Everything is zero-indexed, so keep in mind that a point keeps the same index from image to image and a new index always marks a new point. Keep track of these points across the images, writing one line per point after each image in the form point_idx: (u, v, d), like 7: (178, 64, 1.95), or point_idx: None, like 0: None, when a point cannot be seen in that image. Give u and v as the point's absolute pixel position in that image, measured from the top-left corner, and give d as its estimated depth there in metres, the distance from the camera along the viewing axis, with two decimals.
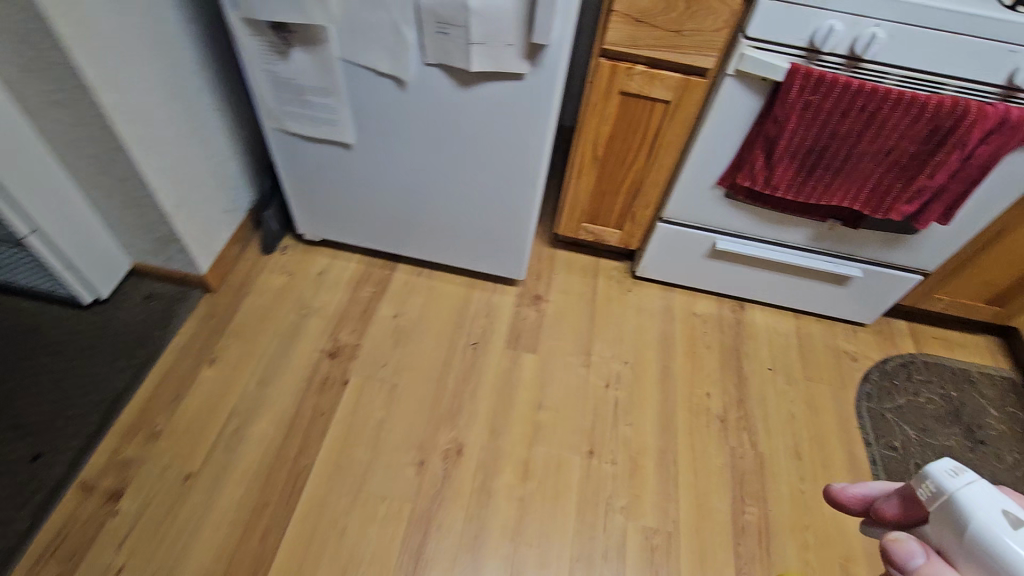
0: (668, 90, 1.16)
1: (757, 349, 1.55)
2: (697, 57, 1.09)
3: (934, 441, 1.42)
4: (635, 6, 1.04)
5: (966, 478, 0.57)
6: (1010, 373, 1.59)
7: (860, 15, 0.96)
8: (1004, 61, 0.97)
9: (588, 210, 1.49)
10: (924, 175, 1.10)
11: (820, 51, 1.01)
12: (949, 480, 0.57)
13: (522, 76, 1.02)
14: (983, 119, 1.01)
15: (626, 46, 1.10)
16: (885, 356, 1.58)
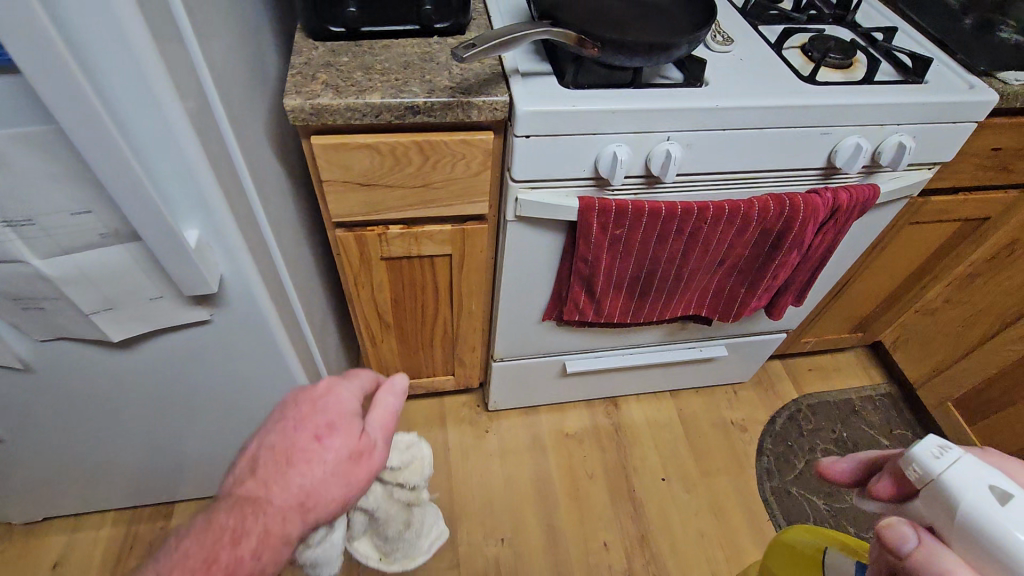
0: (442, 244, 0.87)
1: (644, 458, 1.34)
2: (463, 205, 0.81)
3: (844, 504, 1.31)
4: (353, 171, 0.73)
5: (954, 455, 0.45)
6: (888, 387, 1.52)
7: (645, 132, 0.72)
8: (820, 144, 0.79)
9: (404, 368, 1.17)
10: (768, 278, 0.91)
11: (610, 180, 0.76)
12: (936, 460, 0.45)
13: (206, 321, 0.67)
14: (813, 214, 0.82)
15: (363, 213, 0.79)
16: (772, 414, 1.44)
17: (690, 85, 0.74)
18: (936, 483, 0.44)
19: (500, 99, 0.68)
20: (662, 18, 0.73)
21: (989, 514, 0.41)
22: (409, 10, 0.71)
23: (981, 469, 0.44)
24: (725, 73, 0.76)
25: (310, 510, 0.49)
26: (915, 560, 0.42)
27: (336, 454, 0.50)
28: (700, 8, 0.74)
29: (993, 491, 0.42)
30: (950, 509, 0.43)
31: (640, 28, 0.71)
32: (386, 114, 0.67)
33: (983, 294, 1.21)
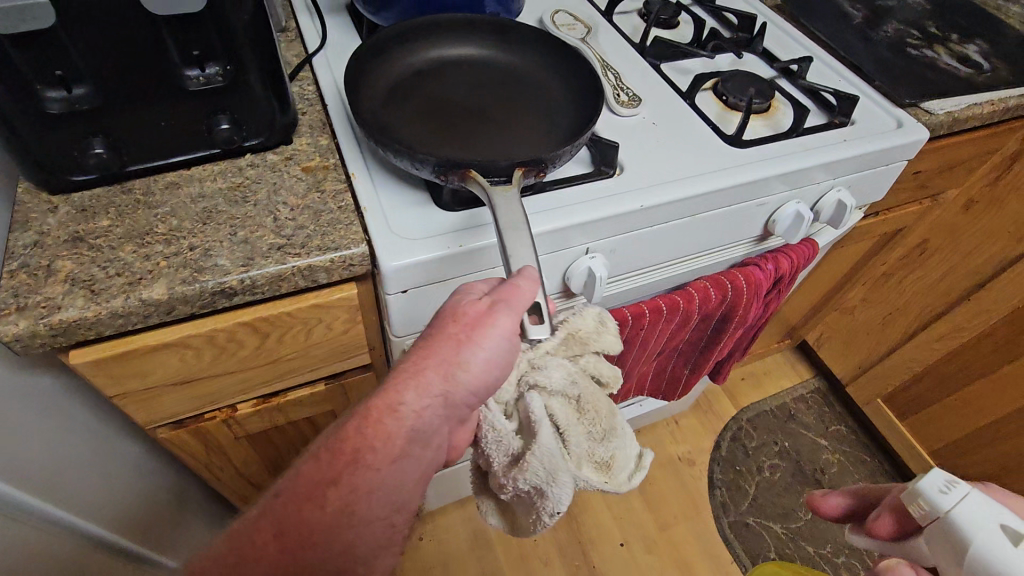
0: (318, 406, 0.66)
1: (598, 524, 1.23)
2: (334, 364, 0.61)
3: (798, 523, 1.29)
4: (158, 373, 0.50)
5: (963, 489, 0.42)
6: (815, 382, 1.52)
7: (558, 251, 0.57)
8: (754, 216, 0.68)
9: None
10: (712, 357, 0.80)
11: None
12: (945, 500, 0.41)
13: None
14: (756, 290, 0.71)
15: (195, 407, 0.57)
16: (716, 439, 1.39)
17: (599, 178, 0.59)
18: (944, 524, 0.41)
19: (356, 251, 0.48)
20: (536, 108, 0.63)
21: (1004, 558, 0.39)
22: (195, 130, 0.49)
23: (988, 510, 0.41)
24: (638, 154, 0.63)
25: (455, 371, 0.38)
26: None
27: (451, 315, 0.39)
28: (567, 78, 0.65)
29: (1005, 533, 0.40)
30: (956, 555, 0.40)
31: (518, 134, 0.60)
32: (184, 307, 0.44)
33: (901, 293, 1.20)
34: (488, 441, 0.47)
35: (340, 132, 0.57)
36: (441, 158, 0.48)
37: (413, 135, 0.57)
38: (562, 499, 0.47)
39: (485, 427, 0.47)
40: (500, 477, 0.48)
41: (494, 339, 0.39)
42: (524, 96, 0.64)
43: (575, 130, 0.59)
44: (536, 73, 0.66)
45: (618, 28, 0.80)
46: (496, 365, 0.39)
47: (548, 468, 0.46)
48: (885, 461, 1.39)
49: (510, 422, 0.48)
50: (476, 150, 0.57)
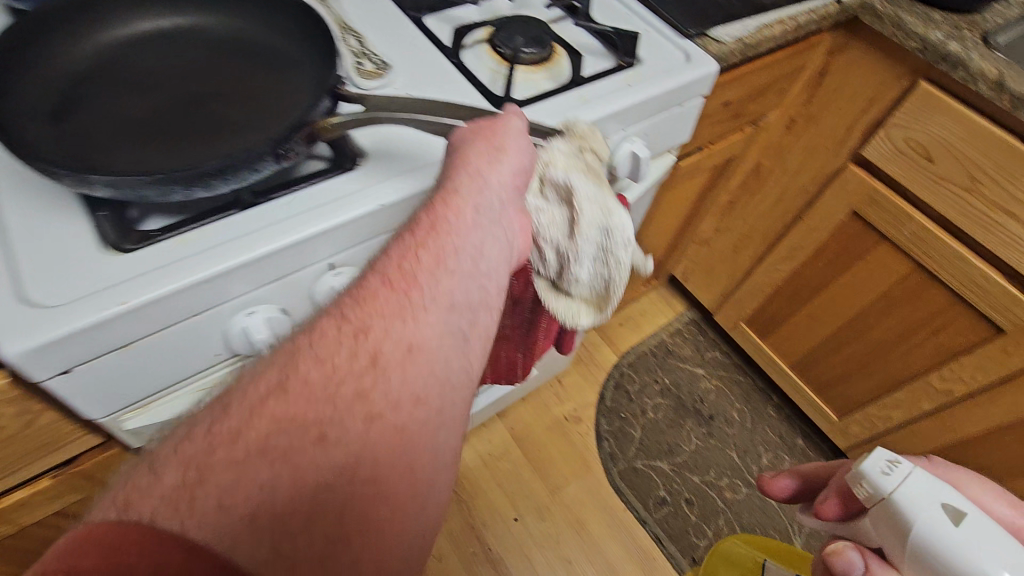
0: (57, 500, 0.54)
1: (489, 504, 1.19)
2: (42, 460, 0.48)
3: (684, 456, 1.33)
4: None
5: (904, 470, 0.42)
6: (689, 314, 1.55)
7: (288, 276, 0.47)
8: None
9: None
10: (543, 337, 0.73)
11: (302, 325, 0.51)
12: (890, 481, 0.42)
13: None
14: None
15: None
16: (600, 391, 1.39)
17: (333, 176, 0.48)
18: (887, 506, 0.42)
19: None
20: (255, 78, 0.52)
21: (946, 535, 0.38)
22: None
23: (937, 489, 0.41)
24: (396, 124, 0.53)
25: (499, 152, 0.44)
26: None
27: (471, 128, 0.45)
28: (273, 31, 0.55)
29: (947, 512, 0.40)
30: (900, 533, 0.40)
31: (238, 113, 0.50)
32: None
33: (747, 218, 1.22)
34: (543, 228, 0.53)
35: None
36: (276, 138, 0.44)
37: (105, 143, 0.46)
38: (626, 229, 0.55)
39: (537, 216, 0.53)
40: (575, 250, 0.54)
41: (514, 135, 0.46)
42: (236, 65, 0.53)
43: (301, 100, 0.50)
44: (240, 33, 0.56)
45: None
46: (528, 149, 0.46)
47: (605, 210, 0.53)
48: (757, 379, 1.46)
49: (556, 208, 0.53)
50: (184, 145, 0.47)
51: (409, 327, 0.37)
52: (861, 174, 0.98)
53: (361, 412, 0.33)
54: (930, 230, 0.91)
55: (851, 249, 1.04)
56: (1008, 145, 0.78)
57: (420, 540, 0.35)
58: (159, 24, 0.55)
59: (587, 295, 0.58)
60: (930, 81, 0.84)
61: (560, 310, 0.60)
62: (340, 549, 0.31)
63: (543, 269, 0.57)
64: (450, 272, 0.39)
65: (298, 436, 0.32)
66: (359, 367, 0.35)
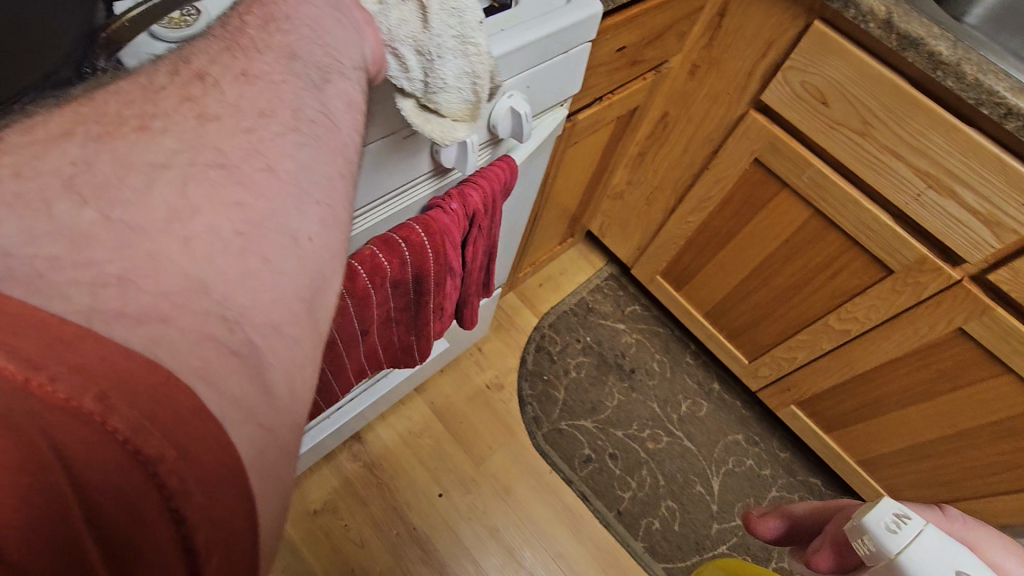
0: None
1: (412, 483, 1.15)
2: None
3: (606, 411, 1.33)
4: None
5: (912, 529, 0.45)
6: (608, 269, 1.54)
7: None
8: (409, 149, 0.54)
9: None
10: (437, 315, 0.68)
11: None
12: (895, 540, 0.45)
13: None
14: (448, 237, 0.59)
15: None
16: (521, 355, 1.36)
17: None
18: (892, 565, 0.44)
19: None
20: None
21: None
22: None
23: (947, 552, 0.43)
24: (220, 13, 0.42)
25: None
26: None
27: None
28: None
29: None
30: None
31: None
32: None
33: (656, 170, 1.19)
34: (394, 28, 0.43)
35: None
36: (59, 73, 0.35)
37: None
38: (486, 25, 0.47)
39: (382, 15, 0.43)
40: (431, 44, 0.44)
41: None
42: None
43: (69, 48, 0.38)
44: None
45: None
46: None
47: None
48: (675, 329, 1.48)
49: (401, 5, 0.43)
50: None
51: (242, 60, 0.32)
52: (760, 119, 0.96)
53: (188, 112, 0.29)
54: (827, 176, 0.91)
55: (755, 197, 1.04)
56: (895, 86, 0.78)
57: (310, 242, 0.30)
58: None
59: (459, 113, 0.49)
60: (823, 20, 0.82)
61: (434, 133, 0.49)
62: (193, 224, 0.26)
63: (406, 84, 0.45)
64: (284, 33, 0.35)
65: (117, 124, 0.27)
66: (189, 97, 0.29)
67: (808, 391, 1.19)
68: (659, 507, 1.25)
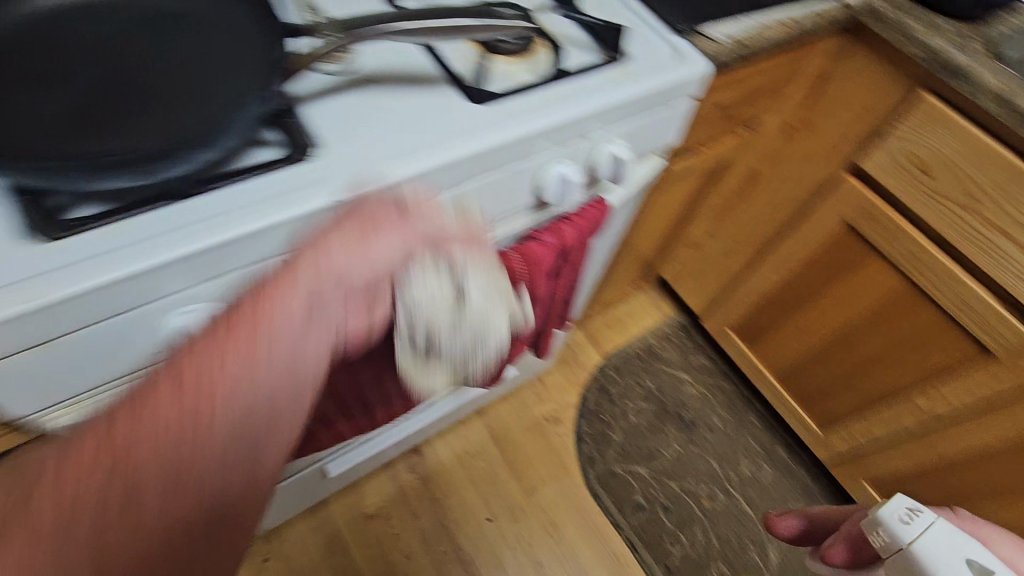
0: None
1: (464, 504, 1.17)
2: None
3: (663, 461, 1.31)
4: None
5: (923, 520, 0.49)
6: (677, 317, 1.53)
7: (224, 273, 0.44)
8: (516, 183, 0.57)
9: None
10: (518, 340, 0.71)
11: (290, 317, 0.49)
12: (907, 530, 0.48)
13: None
14: (539, 267, 0.62)
15: None
16: (582, 392, 1.36)
17: (283, 167, 0.45)
18: (906, 554, 0.48)
19: None
20: (217, 49, 0.46)
21: None
22: None
23: (954, 541, 0.48)
24: (370, 68, 0.53)
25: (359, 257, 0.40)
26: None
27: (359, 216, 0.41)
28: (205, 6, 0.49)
29: (970, 567, 0.46)
30: None
31: (191, 87, 0.44)
32: None
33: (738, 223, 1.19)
34: (421, 306, 0.44)
35: None
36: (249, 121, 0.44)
37: (42, 107, 0.41)
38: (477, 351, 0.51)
39: (454, 134, 0.51)
40: (434, 339, 0.47)
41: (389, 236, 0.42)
42: (188, 35, 0.46)
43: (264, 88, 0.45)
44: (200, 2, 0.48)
45: None
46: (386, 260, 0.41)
47: (478, 316, 0.48)
48: (742, 386, 1.44)
49: (428, 301, 0.45)
50: (127, 122, 0.42)
51: (205, 418, 0.32)
52: (855, 183, 0.95)
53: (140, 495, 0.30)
54: (923, 246, 0.89)
55: (841, 260, 1.02)
56: (1004, 161, 0.76)
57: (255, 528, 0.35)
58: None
59: (446, 374, 0.52)
60: (930, 91, 0.81)
61: (418, 382, 0.51)
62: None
63: (406, 347, 0.46)
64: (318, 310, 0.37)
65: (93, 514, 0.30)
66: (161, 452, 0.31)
67: (884, 470, 1.13)
68: (710, 570, 1.20)
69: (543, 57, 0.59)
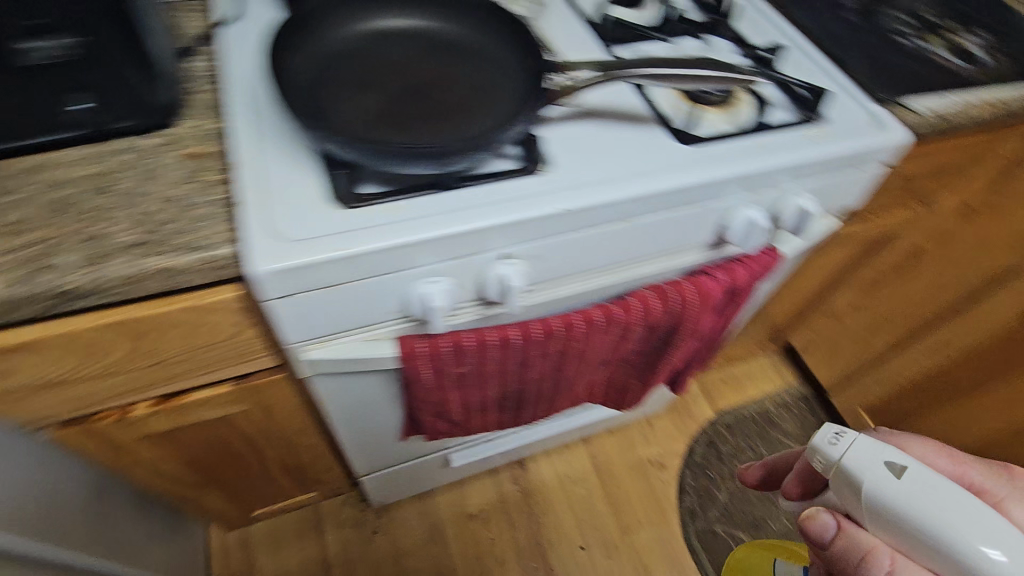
0: (225, 406, 0.62)
1: (558, 526, 1.19)
2: (230, 368, 0.56)
3: (769, 535, 1.24)
4: (18, 375, 0.46)
5: (851, 434, 0.43)
6: (799, 387, 1.46)
7: (464, 257, 0.50)
8: (707, 220, 0.61)
9: (247, 504, 0.94)
10: (665, 368, 0.74)
11: (501, 303, 0.56)
12: (835, 448, 0.43)
13: None
14: (707, 301, 0.65)
15: (81, 408, 0.53)
16: (690, 443, 1.34)
17: (523, 175, 0.53)
18: (842, 473, 0.43)
19: (222, 253, 0.43)
20: (490, 74, 0.54)
21: (900, 496, 0.39)
22: (40, 106, 0.43)
23: (879, 447, 0.42)
24: (593, 103, 0.60)
25: None
26: (840, 547, 0.42)
27: None
28: (495, 33, 0.55)
29: (892, 470, 0.41)
30: (860, 497, 0.42)
31: (464, 101, 0.52)
32: (25, 309, 0.40)
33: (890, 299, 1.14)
34: None
35: (244, 119, 0.51)
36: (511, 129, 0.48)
37: (359, 99, 0.51)
38: None
39: (669, 167, 0.56)
40: None
41: None
42: (472, 57, 0.55)
43: (529, 99, 0.51)
44: (478, 24, 0.56)
45: (574, 6, 0.73)
46: None
47: None
48: None
49: None
50: (418, 120, 0.50)
51: None
52: None
53: None
54: None
55: (1013, 356, 0.94)
56: None
57: None
58: (405, 16, 0.56)
59: None
60: None
61: None
62: None
63: None
64: None
65: None
66: None
67: None
68: None
69: (746, 110, 0.64)
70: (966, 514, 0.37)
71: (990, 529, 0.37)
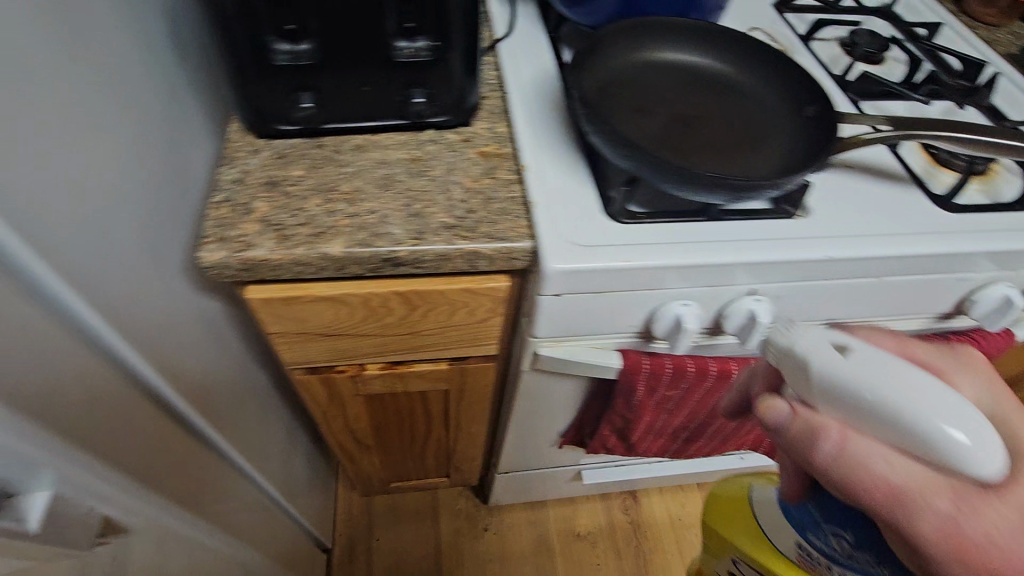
0: (435, 381, 0.67)
1: (666, 567, 1.16)
2: (462, 348, 0.61)
3: None
4: (313, 322, 0.52)
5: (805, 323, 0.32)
6: None
7: (719, 286, 0.52)
8: (953, 289, 0.59)
9: (390, 476, 0.99)
10: None
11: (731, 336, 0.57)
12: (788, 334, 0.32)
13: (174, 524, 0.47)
14: None
15: (333, 360, 0.60)
16: None
17: (783, 215, 0.53)
18: (793, 363, 0.31)
19: (520, 246, 0.47)
20: (760, 113, 0.55)
21: (865, 385, 0.28)
22: (386, 96, 0.49)
23: (825, 334, 0.31)
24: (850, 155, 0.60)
25: None
26: (799, 433, 0.30)
27: None
28: (767, 76, 0.57)
29: (840, 351, 0.30)
30: (813, 392, 0.30)
31: (733, 138, 0.54)
32: (354, 268, 0.46)
33: None
34: None
35: (527, 127, 0.55)
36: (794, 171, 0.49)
37: (636, 122, 0.54)
38: None
39: (932, 231, 0.54)
40: None
41: None
42: (742, 96, 0.57)
43: (812, 147, 0.51)
44: (752, 68, 0.57)
45: (815, 55, 0.73)
46: None
47: None
48: None
49: None
50: (693, 154, 0.52)
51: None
52: None
53: None
54: None
55: None
56: None
57: None
58: (680, 51, 0.59)
59: None
60: None
61: None
62: None
63: None
64: None
65: None
66: None
67: None
68: None
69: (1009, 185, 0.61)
70: (927, 391, 0.28)
71: (954, 405, 0.28)
